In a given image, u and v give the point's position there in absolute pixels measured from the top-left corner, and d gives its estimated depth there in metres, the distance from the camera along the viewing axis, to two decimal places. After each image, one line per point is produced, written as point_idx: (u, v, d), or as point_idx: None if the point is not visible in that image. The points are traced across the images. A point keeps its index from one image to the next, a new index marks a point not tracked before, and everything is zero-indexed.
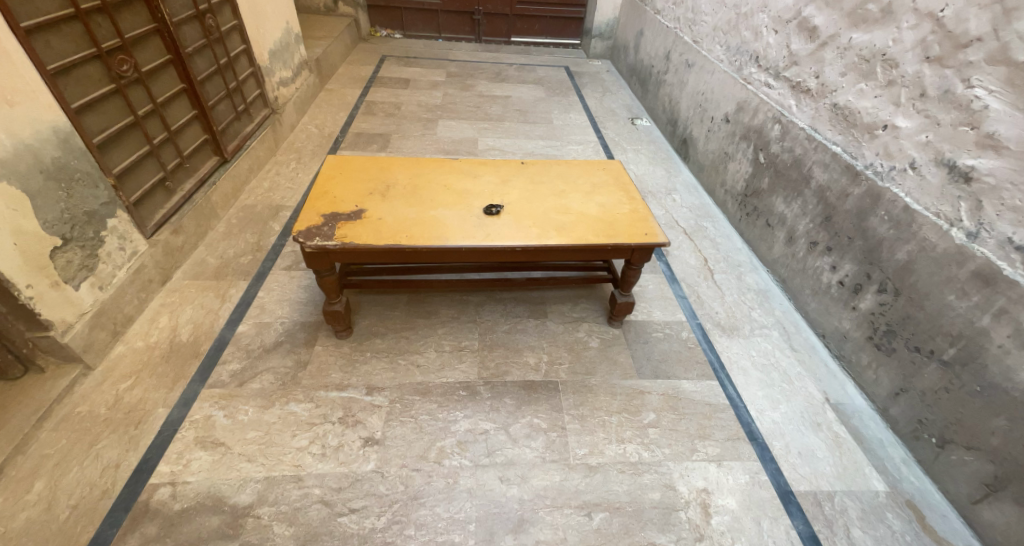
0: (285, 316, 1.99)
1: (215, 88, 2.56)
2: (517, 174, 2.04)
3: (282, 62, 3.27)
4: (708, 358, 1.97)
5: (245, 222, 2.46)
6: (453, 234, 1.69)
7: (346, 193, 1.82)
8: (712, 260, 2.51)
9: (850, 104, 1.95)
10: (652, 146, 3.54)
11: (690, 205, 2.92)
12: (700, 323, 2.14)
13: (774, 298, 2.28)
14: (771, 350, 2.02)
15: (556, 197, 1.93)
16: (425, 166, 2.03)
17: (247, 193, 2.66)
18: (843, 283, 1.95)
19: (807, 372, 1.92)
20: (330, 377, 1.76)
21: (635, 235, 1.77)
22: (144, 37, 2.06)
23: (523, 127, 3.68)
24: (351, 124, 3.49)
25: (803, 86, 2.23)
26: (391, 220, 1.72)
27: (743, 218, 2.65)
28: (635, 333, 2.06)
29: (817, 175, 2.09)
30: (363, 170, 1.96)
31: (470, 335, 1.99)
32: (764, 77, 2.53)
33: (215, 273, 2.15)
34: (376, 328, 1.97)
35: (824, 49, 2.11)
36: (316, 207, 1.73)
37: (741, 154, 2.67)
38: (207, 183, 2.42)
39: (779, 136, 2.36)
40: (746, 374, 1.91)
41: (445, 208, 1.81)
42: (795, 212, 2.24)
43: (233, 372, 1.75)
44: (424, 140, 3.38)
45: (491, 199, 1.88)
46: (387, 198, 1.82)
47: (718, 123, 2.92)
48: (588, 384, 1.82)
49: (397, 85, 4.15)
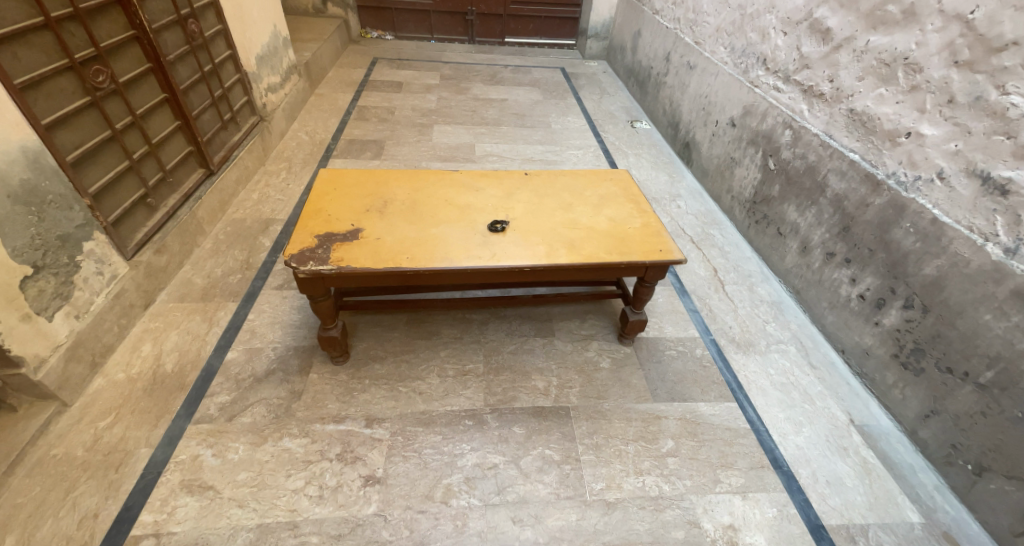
0: (278, 341, 1.87)
1: (199, 97, 2.42)
2: (521, 187, 1.94)
3: (269, 68, 3.14)
4: (725, 378, 1.88)
5: (233, 238, 2.34)
6: (458, 255, 1.58)
7: (341, 210, 1.71)
8: (721, 270, 2.42)
9: (869, 110, 1.87)
10: (653, 150, 3.45)
11: (695, 212, 2.83)
12: (713, 339, 2.05)
13: (788, 310, 2.19)
14: (790, 368, 1.93)
15: (564, 210, 1.82)
16: (424, 179, 1.92)
17: (235, 207, 2.54)
18: (863, 296, 1.87)
19: (828, 391, 1.84)
20: (326, 409, 1.65)
21: (650, 251, 1.67)
22: (122, 46, 1.93)
23: (521, 131, 3.57)
24: (343, 131, 3.36)
25: (816, 91, 2.15)
26: (390, 240, 1.60)
27: (752, 225, 2.57)
28: (647, 351, 1.97)
29: (834, 184, 2.00)
30: (358, 185, 1.84)
31: (474, 357, 1.88)
32: (772, 80, 2.45)
33: (202, 295, 2.03)
34: (374, 352, 1.86)
35: (839, 52, 2.02)
36: (310, 227, 1.62)
37: (748, 160, 2.58)
38: (193, 198, 2.29)
39: (790, 142, 2.27)
40: (766, 393, 1.82)
41: (448, 225, 1.70)
42: (809, 221, 2.15)
43: (222, 405, 1.63)
44: (419, 147, 3.26)
45: (495, 214, 1.78)
46: (385, 216, 1.71)
47: (723, 127, 2.83)
48: (601, 409, 1.72)
49: (390, 89, 4.02)
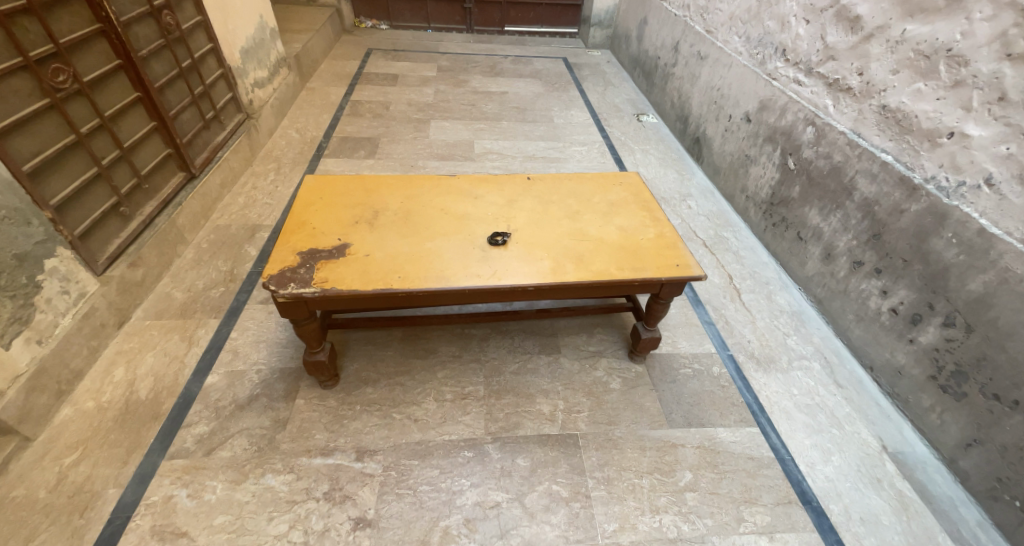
0: (262, 362, 1.73)
1: (177, 95, 2.26)
2: (523, 193, 1.78)
3: (256, 62, 2.96)
4: (745, 400, 1.74)
5: (217, 246, 2.19)
6: (456, 273, 1.43)
7: (327, 222, 1.56)
8: (737, 277, 2.27)
9: (904, 106, 1.72)
10: (660, 145, 3.27)
11: (707, 212, 2.67)
12: (731, 355, 1.90)
13: (809, 322, 2.05)
14: (815, 387, 1.80)
15: (570, 219, 1.67)
16: (417, 185, 1.77)
17: (219, 212, 2.38)
18: (896, 311, 1.73)
19: (857, 413, 1.72)
20: (314, 440, 1.52)
21: (665, 267, 1.51)
22: (87, 41, 1.76)
23: (522, 127, 3.40)
24: (336, 128, 3.19)
25: (842, 84, 1.98)
26: (381, 256, 1.46)
27: (769, 228, 2.41)
28: (660, 370, 1.83)
29: (863, 187, 1.85)
30: (347, 193, 1.70)
31: (474, 379, 1.74)
32: (792, 73, 2.27)
33: (182, 312, 1.88)
34: (367, 374, 1.72)
35: (870, 42, 1.86)
36: (292, 242, 1.47)
37: (765, 158, 2.42)
38: (172, 205, 2.14)
39: (813, 140, 2.11)
40: (790, 417, 1.70)
41: (445, 238, 1.55)
42: (833, 226, 2.00)
43: (200, 437, 1.49)
44: (415, 144, 3.10)
45: (495, 224, 1.63)
46: (375, 228, 1.56)
47: (737, 122, 2.65)
48: (613, 437, 1.59)
49: (385, 82, 3.84)
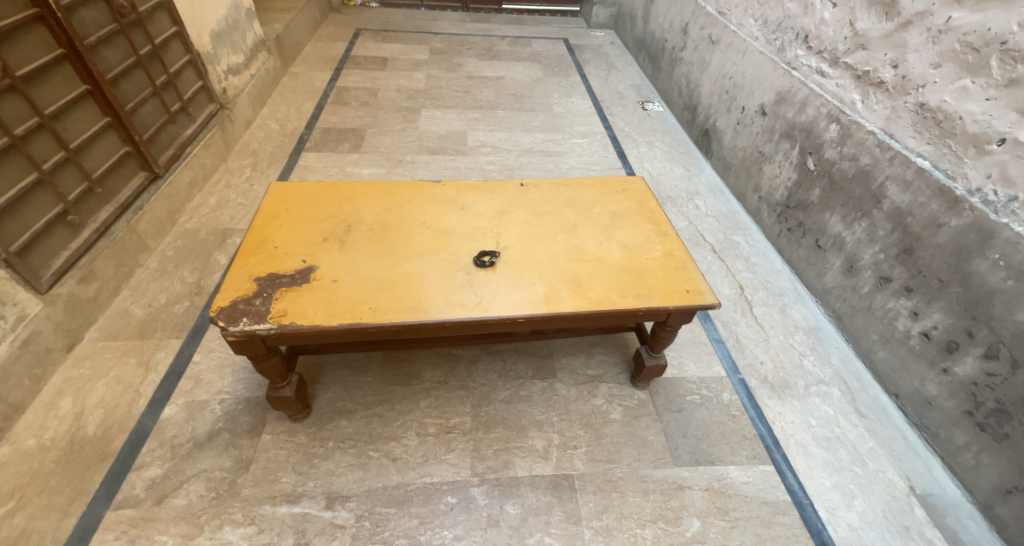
0: (226, 391, 1.58)
1: (134, 86, 2.04)
2: (515, 203, 1.59)
3: (230, 46, 2.72)
4: (759, 432, 1.59)
5: (184, 254, 2.01)
6: (436, 303, 1.25)
7: (291, 241, 1.38)
8: (749, 288, 2.09)
9: (945, 106, 1.52)
10: (667, 137, 3.05)
11: (716, 213, 2.47)
12: (743, 380, 1.74)
13: (827, 340, 1.88)
14: (834, 418, 1.64)
15: (567, 235, 1.49)
16: (396, 194, 1.58)
17: (188, 214, 2.19)
18: (928, 335, 1.56)
19: (881, 448, 1.57)
20: (280, 484, 1.37)
21: (673, 293, 1.33)
22: (21, 29, 1.55)
23: (519, 116, 3.16)
24: (318, 117, 2.96)
25: (873, 77, 1.77)
26: (350, 281, 1.28)
27: (783, 233, 2.22)
28: (665, 397, 1.66)
29: (893, 195, 1.66)
30: (316, 204, 1.51)
31: (461, 409, 1.58)
32: (815, 62, 2.05)
33: (139, 331, 1.72)
34: (342, 404, 1.56)
35: (908, 30, 1.64)
36: (249, 265, 1.29)
37: (781, 156, 2.21)
38: (131, 209, 1.96)
39: (836, 139, 1.90)
40: (808, 452, 1.54)
41: (425, 259, 1.37)
42: (857, 237, 1.82)
43: (151, 483, 1.35)
44: (404, 137, 2.87)
45: (482, 241, 1.44)
46: (346, 247, 1.38)
47: (751, 115, 2.44)
48: (612, 477, 1.44)
49: (373, 67, 3.59)
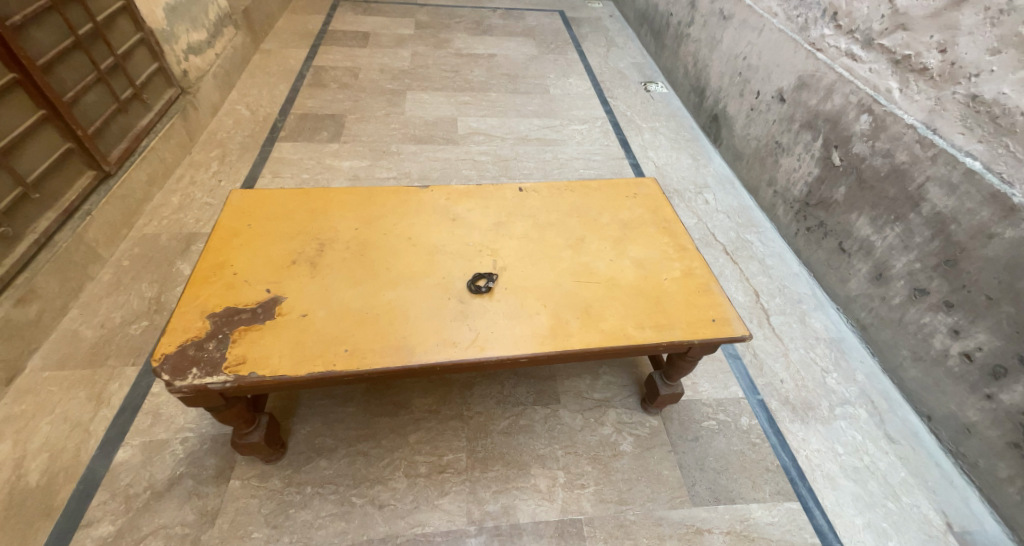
0: (190, 428, 1.40)
1: (74, 71, 1.78)
2: (514, 212, 1.40)
3: (190, 21, 2.42)
4: (783, 463, 1.45)
5: (142, 264, 1.80)
6: (423, 342, 1.07)
7: (254, 265, 1.18)
8: (765, 294, 1.92)
9: (1004, 99, 1.34)
10: (672, 122, 2.83)
11: (727, 208, 2.28)
12: (763, 402, 1.59)
13: (851, 353, 1.73)
14: (862, 444, 1.51)
15: (573, 250, 1.30)
16: (377, 203, 1.38)
17: (147, 217, 1.97)
18: (970, 357, 1.42)
19: (915, 478, 1.44)
20: (251, 540, 1.22)
21: (697, 323, 1.16)
22: None
23: (513, 100, 2.91)
24: (294, 101, 2.69)
25: (915, 63, 1.57)
26: (323, 316, 1.09)
27: (801, 232, 2.04)
28: (679, 424, 1.51)
29: (935, 198, 1.49)
30: (283, 218, 1.30)
31: (455, 444, 1.42)
32: (843, 43, 1.84)
33: (90, 358, 1.53)
34: (322, 441, 1.40)
35: (961, 9, 1.44)
36: (203, 297, 1.10)
37: (801, 148, 2.02)
38: (78, 215, 1.73)
39: (868, 132, 1.71)
40: (836, 486, 1.41)
41: (410, 284, 1.18)
42: (889, 243, 1.65)
43: (102, 542, 1.20)
44: (389, 124, 2.61)
45: (477, 261, 1.25)
46: (318, 271, 1.18)
47: (766, 100, 2.22)
48: (623, 522, 1.31)
49: (353, 43, 3.29)
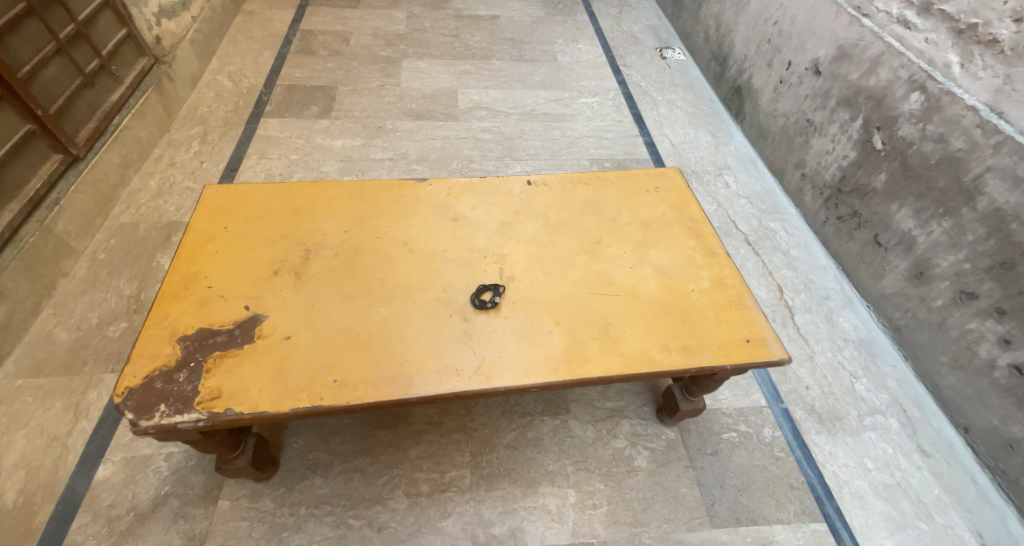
0: (174, 442, 1.31)
1: (28, 41, 1.59)
2: (522, 210, 1.25)
3: None
4: (808, 480, 1.36)
5: (119, 258, 1.67)
6: (421, 370, 0.95)
7: (230, 278, 1.05)
8: (790, 290, 1.78)
9: None
10: (690, 94, 2.62)
11: (749, 193, 2.11)
12: (787, 411, 1.48)
13: (882, 357, 1.61)
14: (893, 458, 1.41)
15: (588, 256, 1.16)
16: (367, 201, 1.23)
17: (123, 204, 1.82)
18: (1020, 370, 1.30)
19: (948, 496, 1.35)
20: None
21: (729, 345, 1.03)
22: None
23: (518, 69, 2.68)
24: (280, 71, 2.48)
25: (982, 33, 1.38)
26: (308, 338, 0.97)
27: (831, 221, 1.88)
28: (698, 436, 1.41)
29: (995, 192, 1.33)
30: (262, 219, 1.16)
31: (459, 460, 1.33)
32: (896, 7, 1.63)
33: (66, 364, 1.42)
34: (316, 457, 1.31)
35: None
36: (172, 317, 0.97)
37: (836, 127, 1.83)
38: (45, 205, 1.58)
39: (918, 113, 1.53)
40: (865, 505, 1.32)
41: (406, 299, 1.05)
42: (934, 239, 1.50)
43: None
44: (383, 97, 2.41)
45: (480, 270, 1.11)
46: (302, 284, 1.05)
47: (798, 72, 2.02)
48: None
49: (343, 3, 3.02)
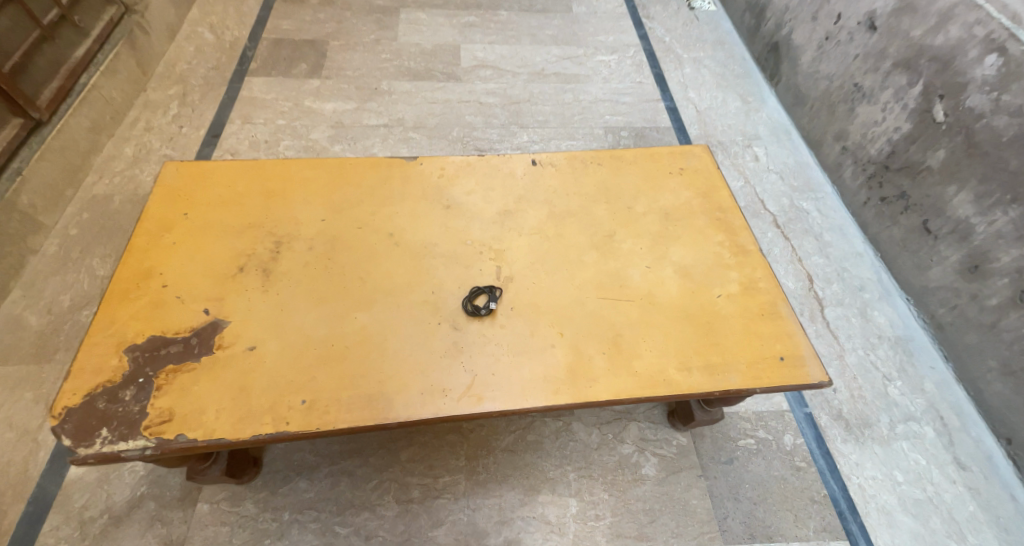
0: None
1: None
2: (525, 196, 1.09)
3: None
4: (831, 494, 1.25)
5: (92, 234, 1.55)
6: (403, 389, 0.83)
7: (188, 276, 0.92)
8: (821, 279, 1.62)
9: None
10: (720, 52, 2.35)
11: (781, 167, 1.90)
12: (811, 417, 1.36)
13: (920, 357, 1.47)
14: (926, 470, 1.29)
15: (600, 253, 1.01)
16: (348, 184, 1.07)
17: (95, 173, 1.68)
18: None
19: (985, 514, 1.24)
20: None
21: (760, 364, 0.89)
22: None
23: (528, 21, 2.42)
24: (266, 22, 2.25)
25: None
26: (275, 349, 0.85)
27: (872, 201, 1.69)
28: (712, 442, 1.30)
29: None
30: (228, 205, 1.02)
31: (452, 464, 1.24)
32: None
33: (35, 352, 1.33)
34: (300, 458, 1.22)
35: None
36: (120, 324, 0.85)
37: (889, 94, 1.61)
38: (5, 176, 1.44)
39: (993, 80, 1.31)
40: (892, 522, 1.22)
41: (389, 303, 0.91)
42: (997, 229, 1.31)
43: None
44: (379, 53, 2.19)
45: (474, 269, 0.97)
46: (271, 284, 0.92)
47: (848, 27, 1.76)
48: None
49: None
